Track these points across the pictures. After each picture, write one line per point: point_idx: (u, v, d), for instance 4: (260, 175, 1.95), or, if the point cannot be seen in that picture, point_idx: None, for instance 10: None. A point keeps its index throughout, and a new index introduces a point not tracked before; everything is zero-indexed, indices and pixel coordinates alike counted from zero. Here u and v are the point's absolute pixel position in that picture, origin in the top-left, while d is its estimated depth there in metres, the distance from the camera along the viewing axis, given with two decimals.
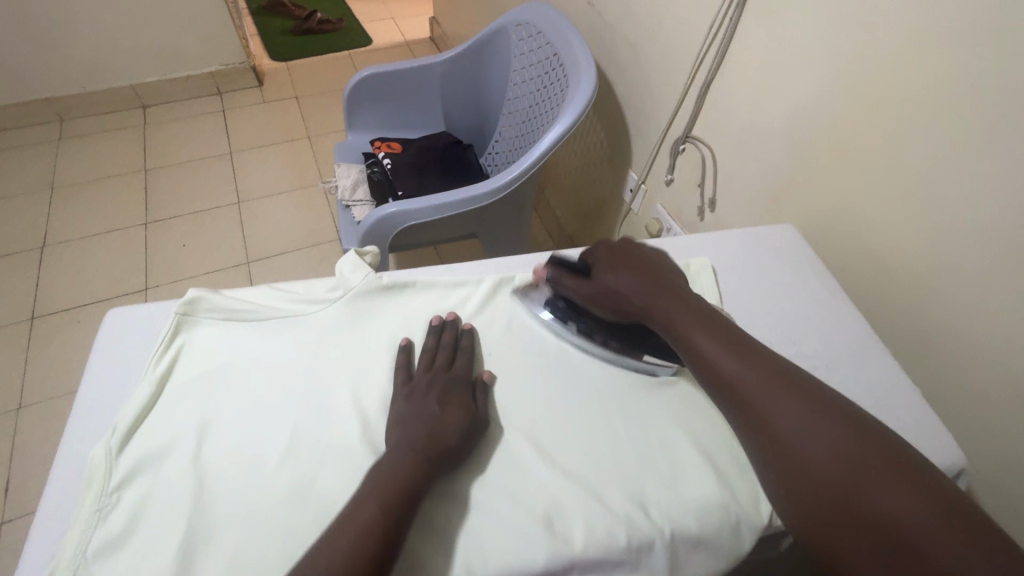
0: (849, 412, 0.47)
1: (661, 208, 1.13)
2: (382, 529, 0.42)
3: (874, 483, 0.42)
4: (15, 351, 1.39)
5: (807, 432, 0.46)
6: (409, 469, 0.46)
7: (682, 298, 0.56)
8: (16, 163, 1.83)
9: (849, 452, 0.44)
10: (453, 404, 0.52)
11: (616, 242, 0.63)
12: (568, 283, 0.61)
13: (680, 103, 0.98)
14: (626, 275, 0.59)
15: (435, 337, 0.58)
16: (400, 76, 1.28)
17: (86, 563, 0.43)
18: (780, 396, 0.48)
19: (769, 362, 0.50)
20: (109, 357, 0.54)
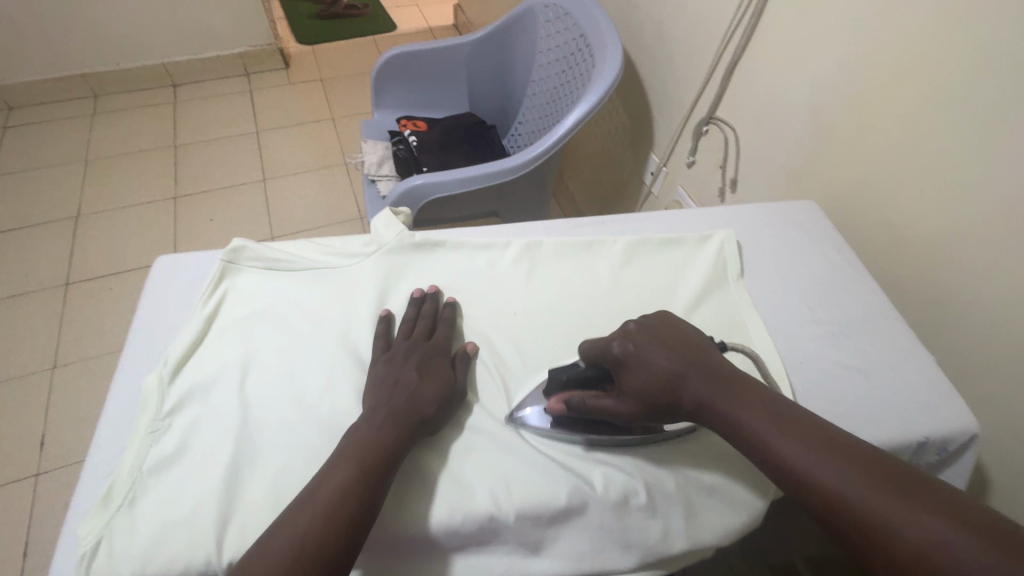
0: (854, 440, 0.42)
1: (681, 190, 1.14)
2: (359, 484, 0.43)
3: (891, 511, 0.37)
4: (51, 313, 1.45)
5: (812, 465, 0.41)
6: (390, 427, 0.47)
7: (706, 368, 0.48)
8: (53, 135, 1.90)
9: (865, 484, 0.39)
10: (433, 373, 0.52)
11: (627, 331, 0.52)
12: (599, 405, 0.50)
13: (704, 84, 0.99)
14: (654, 363, 0.49)
15: (415, 308, 0.59)
16: (428, 56, 1.30)
17: (142, 477, 0.46)
18: (778, 432, 0.43)
19: (759, 397, 0.46)
20: (160, 298, 0.58)
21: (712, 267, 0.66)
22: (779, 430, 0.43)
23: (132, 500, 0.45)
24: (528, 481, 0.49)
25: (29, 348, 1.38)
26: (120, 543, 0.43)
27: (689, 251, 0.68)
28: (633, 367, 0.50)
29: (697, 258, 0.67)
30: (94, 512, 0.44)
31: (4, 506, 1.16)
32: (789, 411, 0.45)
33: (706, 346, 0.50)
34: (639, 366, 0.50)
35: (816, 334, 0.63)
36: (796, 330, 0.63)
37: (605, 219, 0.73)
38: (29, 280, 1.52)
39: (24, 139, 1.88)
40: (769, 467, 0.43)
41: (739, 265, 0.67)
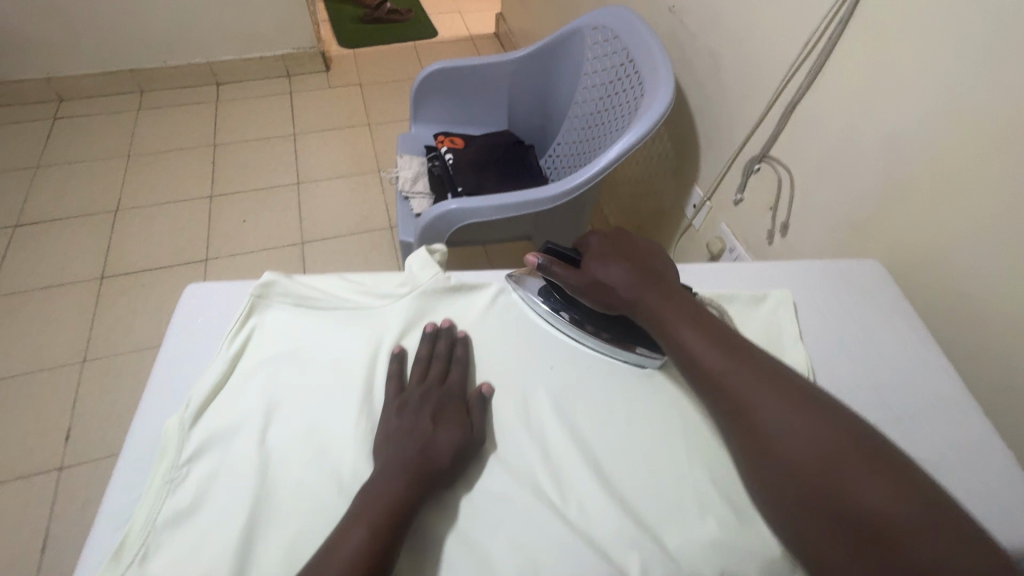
0: (744, 343, 0.53)
1: (725, 227, 1.09)
2: (372, 551, 0.41)
3: (763, 394, 0.48)
4: (85, 308, 1.48)
5: (710, 355, 0.51)
6: (403, 487, 0.45)
7: (652, 276, 0.57)
8: (99, 128, 1.94)
9: (747, 373, 0.49)
10: (448, 419, 0.50)
11: (609, 235, 0.61)
12: (559, 271, 0.58)
13: (760, 122, 0.95)
14: (611, 262, 0.58)
15: (429, 346, 0.57)
16: (469, 72, 1.28)
17: (156, 529, 0.44)
18: (692, 330, 0.53)
19: (731, 342, 0.52)
20: (188, 330, 0.57)
21: (765, 331, 0.62)
22: (694, 328, 0.53)
23: (143, 556, 0.43)
24: (558, 564, 0.45)
25: (61, 341, 1.41)
26: None
27: (740, 310, 0.63)
28: (595, 260, 0.59)
29: (749, 319, 0.63)
30: (105, 566, 0.42)
31: (27, 500, 1.17)
32: (706, 317, 0.54)
33: (666, 270, 0.59)
34: (598, 260, 0.59)
35: (878, 413, 0.58)
36: (855, 408, 0.58)
37: None
38: (66, 272, 1.55)
39: (71, 131, 1.92)
40: (680, 357, 0.53)
41: (797, 330, 0.62)
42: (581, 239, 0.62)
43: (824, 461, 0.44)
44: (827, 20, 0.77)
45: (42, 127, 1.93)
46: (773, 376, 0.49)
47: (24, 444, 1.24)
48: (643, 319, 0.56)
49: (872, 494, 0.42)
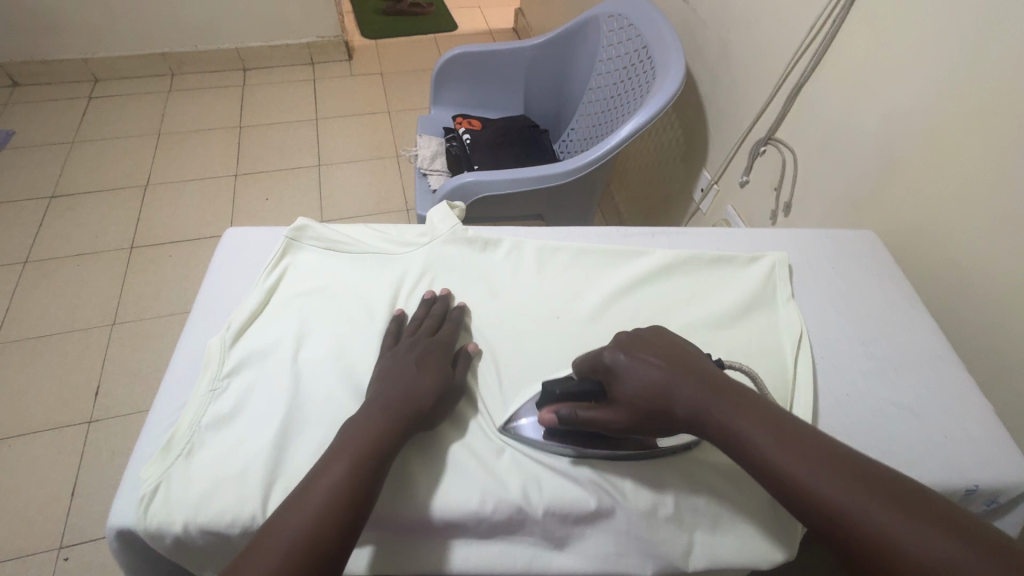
0: (849, 452, 0.42)
1: (731, 209, 1.12)
2: (353, 481, 0.43)
3: (897, 529, 0.37)
4: (115, 274, 1.55)
5: (815, 478, 0.40)
6: (385, 422, 0.47)
7: (702, 380, 0.47)
8: (132, 108, 2.03)
9: (870, 500, 0.38)
10: (432, 366, 0.53)
11: (631, 340, 0.51)
12: (586, 414, 0.49)
13: (766, 105, 0.98)
14: (646, 375, 0.48)
15: (425, 308, 0.59)
16: (488, 57, 1.33)
17: (200, 431, 0.49)
18: (775, 445, 0.43)
19: (813, 446, 0.42)
20: (229, 266, 0.62)
21: (760, 289, 0.65)
22: (775, 443, 0.43)
23: (189, 452, 0.48)
24: (559, 481, 0.50)
25: (93, 304, 1.48)
26: (177, 490, 0.46)
27: (737, 270, 0.67)
28: (626, 377, 0.49)
29: (746, 278, 0.67)
30: (156, 458, 0.47)
31: (58, 448, 1.24)
32: (785, 423, 0.44)
33: (703, 360, 0.50)
34: (631, 376, 0.49)
35: (863, 368, 0.62)
36: (840, 360, 0.63)
37: (655, 231, 0.73)
38: (98, 240, 1.62)
39: (106, 109, 2.01)
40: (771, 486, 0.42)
41: (790, 290, 0.66)
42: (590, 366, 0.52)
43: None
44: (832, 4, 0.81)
45: (79, 105, 2.01)
46: (874, 482, 0.39)
47: (56, 397, 1.31)
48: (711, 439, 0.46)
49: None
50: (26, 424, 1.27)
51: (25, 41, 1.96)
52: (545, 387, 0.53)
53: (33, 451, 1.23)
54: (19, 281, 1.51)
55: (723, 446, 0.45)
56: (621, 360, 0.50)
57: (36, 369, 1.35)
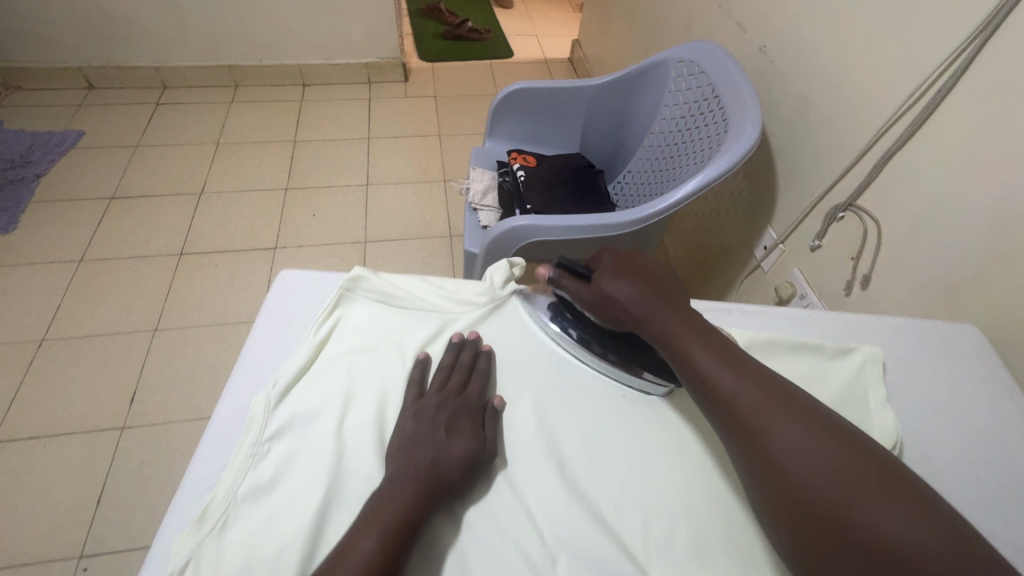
0: (754, 361, 0.50)
1: (798, 272, 1.05)
2: (379, 559, 0.41)
3: (777, 418, 0.45)
4: (162, 280, 1.58)
5: (724, 372, 0.48)
6: (411, 495, 0.45)
7: (659, 295, 0.55)
8: (195, 116, 2.10)
9: (762, 396, 0.46)
10: (461, 432, 0.50)
11: (622, 252, 0.60)
12: (569, 285, 0.58)
13: (848, 169, 0.92)
14: (619, 274, 0.56)
15: (453, 355, 0.57)
16: (550, 93, 1.30)
17: (236, 501, 0.46)
18: (699, 343, 0.51)
19: (729, 351, 0.50)
20: (280, 314, 0.60)
21: (846, 387, 0.59)
22: (703, 345, 0.50)
23: (223, 525, 0.45)
24: None
25: (138, 308, 1.51)
26: (206, 571, 0.42)
27: (822, 361, 0.61)
28: (601, 275, 0.57)
29: (831, 372, 0.60)
30: (190, 530, 0.44)
31: (90, 452, 1.24)
32: (716, 336, 0.52)
33: (674, 285, 0.57)
34: (603, 276, 0.57)
35: (965, 492, 0.55)
36: (939, 480, 0.56)
37: (730, 307, 0.67)
38: (150, 245, 1.66)
39: (170, 117, 2.08)
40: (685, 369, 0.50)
41: (884, 392, 0.58)
42: (590, 256, 0.60)
43: (836, 487, 0.41)
44: (937, 71, 0.75)
45: (146, 110, 2.09)
46: (768, 381, 0.48)
47: (93, 401, 1.32)
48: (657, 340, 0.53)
49: (897, 528, 0.38)
50: (62, 426, 1.28)
51: (105, 47, 2.06)
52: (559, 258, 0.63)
53: (66, 454, 1.24)
54: (72, 280, 1.56)
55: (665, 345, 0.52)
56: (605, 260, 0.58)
57: (79, 370, 1.37)
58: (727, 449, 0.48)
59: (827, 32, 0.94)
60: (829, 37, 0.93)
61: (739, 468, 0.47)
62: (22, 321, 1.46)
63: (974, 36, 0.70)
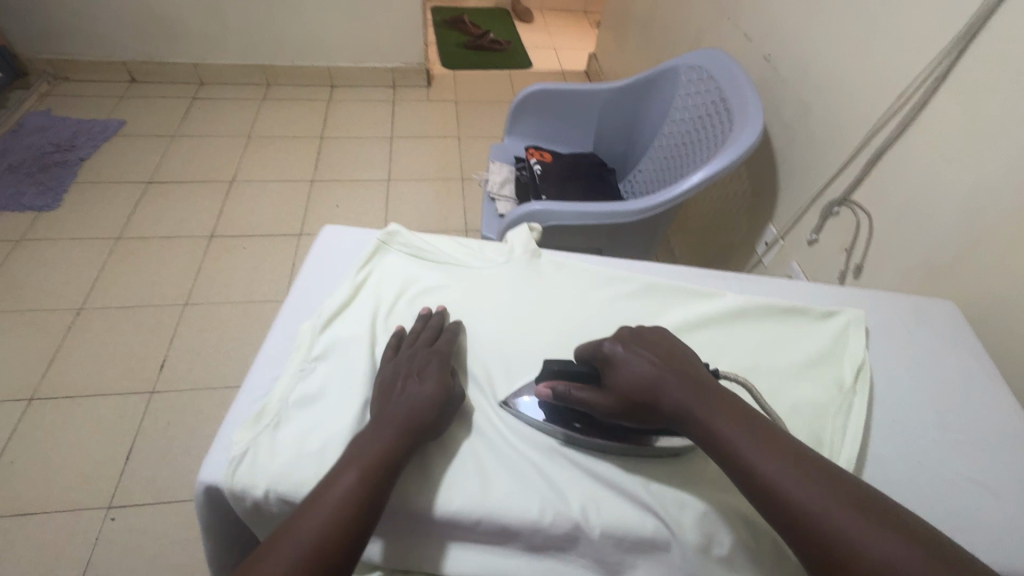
0: (811, 454, 0.46)
1: (795, 265, 1.12)
2: (359, 493, 0.44)
3: (856, 530, 0.41)
4: (194, 259, 1.67)
5: (782, 476, 0.44)
6: (391, 435, 0.49)
7: (693, 383, 0.50)
8: (230, 110, 2.22)
9: (829, 499, 0.42)
10: (432, 375, 0.54)
11: (632, 335, 0.55)
12: (580, 396, 0.53)
13: (842, 167, 0.99)
14: (640, 366, 0.52)
15: (422, 322, 0.61)
16: (567, 96, 1.39)
17: (288, 406, 0.53)
18: (749, 440, 0.46)
19: (781, 445, 0.46)
20: (325, 260, 0.68)
21: (829, 343, 0.65)
22: (754, 442, 0.46)
23: (276, 424, 0.52)
24: (619, 504, 0.50)
25: (170, 283, 1.59)
26: (262, 458, 0.49)
27: (808, 321, 0.67)
28: (619, 369, 0.52)
29: (816, 331, 0.66)
30: (248, 425, 0.51)
31: (122, 411, 1.32)
32: (760, 424, 0.48)
33: (695, 361, 0.53)
34: (624, 366, 0.52)
35: (933, 441, 0.61)
36: (910, 431, 0.62)
37: (726, 275, 0.74)
38: (183, 226, 1.76)
39: (206, 110, 2.20)
40: (738, 471, 0.46)
41: (863, 348, 0.64)
42: (597, 350, 0.55)
43: None
44: (924, 74, 0.82)
45: (183, 104, 2.22)
46: (833, 482, 0.43)
47: (126, 365, 1.41)
48: (695, 434, 0.48)
49: None
50: (96, 387, 1.36)
51: (149, 43, 2.19)
52: (548, 364, 0.57)
53: (100, 412, 1.32)
54: (110, 254, 1.65)
55: (707, 442, 0.48)
56: (619, 350, 0.53)
57: (113, 337, 1.46)
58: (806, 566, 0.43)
59: (827, 42, 1.01)
60: (828, 46, 1.01)
61: None
62: (62, 290, 1.55)
63: (957, 42, 0.77)
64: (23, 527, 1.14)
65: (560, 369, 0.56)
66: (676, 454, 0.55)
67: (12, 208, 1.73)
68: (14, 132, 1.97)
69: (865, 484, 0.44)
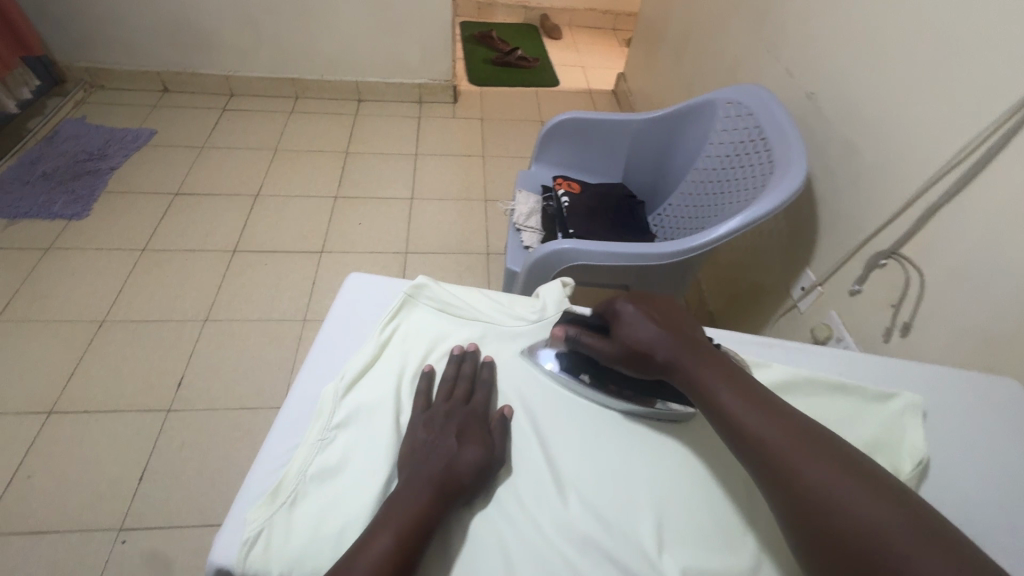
0: (781, 402, 0.51)
1: (836, 315, 1.06)
2: (398, 555, 0.43)
3: (800, 455, 0.46)
4: (215, 274, 1.67)
5: (745, 411, 0.50)
6: (427, 501, 0.47)
7: (686, 340, 0.56)
8: (257, 123, 2.23)
9: (781, 430, 0.48)
10: (471, 439, 0.53)
11: (643, 294, 0.62)
12: (588, 342, 0.60)
13: (894, 218, 0.93)
14: (641, 319, 0.58)
15: (454, 365, 0.60)
16: (597, 126, 1.36)
17: (305, 481, 0.50)
18: (724, 384, 0.52)
19: (753, 392, 0.51)
20: (350, 313, 0.66)
21: (883, 428, 0.60)
22: (730, 387, 0.52)
23: (293, 501, 0.49)
24: None
25: (191, 299, 1.60)
26: (277, 541, 0.46)
27: (862, 402, 0.62)
28: (625, 321, 0.59)
29: (870, 414, 0.61)
30: (263, 503, 0.49)
31: (138, 429, 1.32)
32: (744, 380, 0.53)
33: (696, 329, 0.59)
34: (627, 317, 0.59)
35: (1002, 544, 0.55)
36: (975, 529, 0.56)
37: (770, 342, 0.70)
38: (207, 240, 1.76)
39: (234, 122, 2.22)
40: (709, 408, 0.52)
41: (922, 437, 0.59)
42: (607, 309, 0.61)
43: (866, 524, 0.41)
44: (988, 129, 0.77)
45: (213, 115, 2.24)
46: (792, 420, 0.48)
47: (144, 381, 1.40)
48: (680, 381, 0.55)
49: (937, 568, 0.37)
50: (114, 403, 1.36)
51: (182, 55, 2.22)
52: (568, 314, 0.64)
53: (116, 429, 1.31)
54: (134, 266, 1.66)
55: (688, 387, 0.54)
56: (628, 305, 0.60)
57: (133, 351, 1.46)
58: (760, 491, 0.48)
59: (880, 86, 0.96)
60: (880, 91, 0.96)
61: (773, 511, 0.47)
62: (85, 301, 1.56)
63: None
64: (36, 546, 1.14)
65: (575, 318, 0.63)
66: (679, 420, 0.61)
67: (42, 216, 1.76)
68: (48, 139, 2.01)
69: (826, 429, 0.49)
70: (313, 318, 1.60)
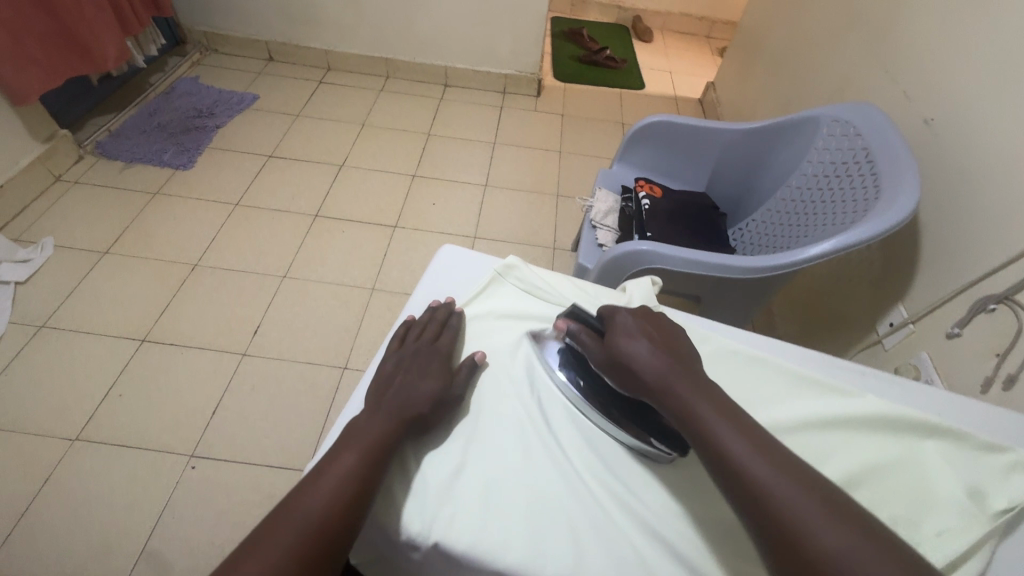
0: (786, 451, 0.47)
1: (927, 357, 0.99)
2: (357, 476, 0.47)
3: (813, 518, 0.41)
4: (297, 235, 1.77)
5: (745, 455, 0.45)
6: (388, 425, 0.51)
7: (683, 364, 0.53)
8: (349, 97, 2.34)
9: (785, 483, 0.43)
10: (433, 373, 0.56)
11: (641, 311, 0.59)
12: (585, 342, 0.58)
13: (1011, 260, 0.85)
14: (638, 336, 0.55)
15: (428, 313, 0.64)
16: (688, 131, 1.32)
17: None
18: (726, 424, 0.47)
19: (753, 432, 0.47)
20: (446, 286, 0.70)
21: (982, 478, 0.56)
22: (729, 425, 0.47)
23: None
24: None
25: (273, 255, 1.70)
26: None
27: (962, 449, 0.58)
28: (620, 330, 0.57)
29: (971, 462, 0.57)
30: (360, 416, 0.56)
31: (215, 367, 1.42)
32: (745, 418, 0.49)
33: (693, 354, 0.55)
34: (622, 331, 0.56)
35: None
36: None
37: (864, 371, 0.67)
38: (292, 202, 1.87)
39: (328, 94, 2.34)
40: (704, 447, 0.47)
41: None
42: (609, 314, 0.60)
43: None
44: None
45: (310, 86, 2.36)
46: (797, 471, 0.44)
47: (224, 324, 1.51)
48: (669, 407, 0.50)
49: None
50: (197, 340, 1.47)
51: (290, 27, 2.35)
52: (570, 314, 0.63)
53: (197, 364, 1.43)
54: (227, 218, 1.79)
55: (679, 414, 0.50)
56: (626, 318, 0.58)
57: (219, 296, 1.58)
58: (757, 550, 0.43)
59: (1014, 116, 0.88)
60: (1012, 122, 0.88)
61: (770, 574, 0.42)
62: (183, 244, 1.70)
63: None
64: (120, 456, 1.25)
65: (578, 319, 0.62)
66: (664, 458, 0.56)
67: (154, 162, 1.93)
68: (166, 93, 2.19)
69: (834, 486, 0.44)
70: (381, 288, 1.67)
